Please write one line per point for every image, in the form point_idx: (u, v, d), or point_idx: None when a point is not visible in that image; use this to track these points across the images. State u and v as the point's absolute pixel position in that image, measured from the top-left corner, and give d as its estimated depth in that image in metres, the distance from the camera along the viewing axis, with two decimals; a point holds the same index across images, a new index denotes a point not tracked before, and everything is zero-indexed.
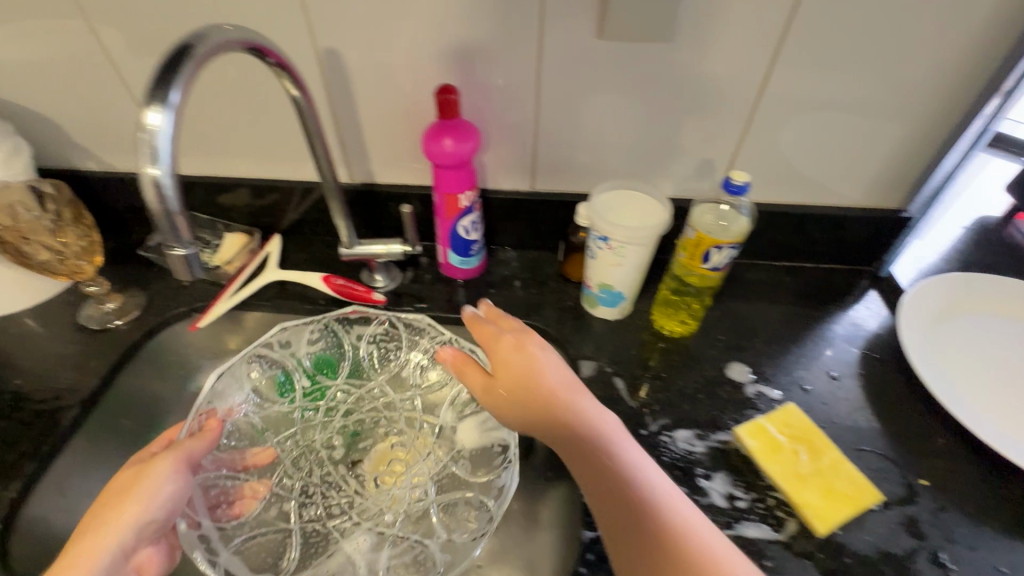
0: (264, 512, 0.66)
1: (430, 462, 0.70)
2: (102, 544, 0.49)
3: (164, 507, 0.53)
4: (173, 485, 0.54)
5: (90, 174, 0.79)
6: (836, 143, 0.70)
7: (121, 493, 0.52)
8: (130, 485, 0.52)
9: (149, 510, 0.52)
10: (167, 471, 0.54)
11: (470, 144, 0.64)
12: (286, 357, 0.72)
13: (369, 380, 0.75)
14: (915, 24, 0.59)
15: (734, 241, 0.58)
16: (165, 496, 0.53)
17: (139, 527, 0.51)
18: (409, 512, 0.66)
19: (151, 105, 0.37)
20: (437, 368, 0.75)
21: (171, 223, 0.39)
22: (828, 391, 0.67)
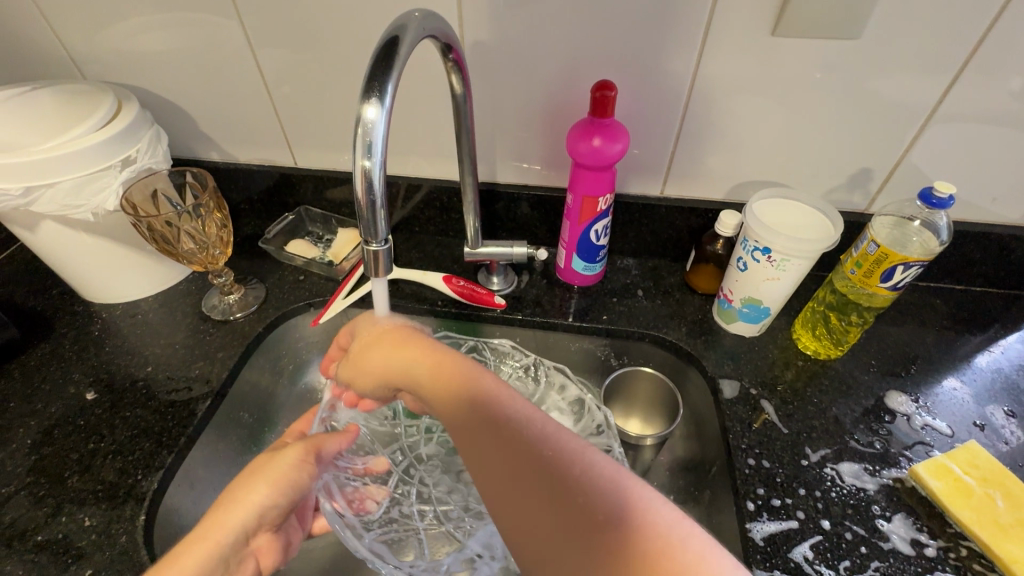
0: (387, 513, 0.62)
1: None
2: (229, 519, 0.47)
3: (288, 494, 0.50)
4: (303, 475, 0.51)
5: (214, 165, 0.80)
6: (1008, 155, 0.65)
7: (259, 471, 0.50)
8: (263, 465, 0.50)
9: (274, 494, 0.49)
10: (298, 458, 0.51)
11: (620, 144, 0.60)
12: None
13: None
14: None
15: (924, 259, 0.52)
16: (295, 486, 0.50)
17: (260, 513, 0.48)
18: None
19: (367, 99, 0.36)
20: (528, 381, 0.73)
21: (372, 218, 0.38)
22: (1005, 428, 0.61)
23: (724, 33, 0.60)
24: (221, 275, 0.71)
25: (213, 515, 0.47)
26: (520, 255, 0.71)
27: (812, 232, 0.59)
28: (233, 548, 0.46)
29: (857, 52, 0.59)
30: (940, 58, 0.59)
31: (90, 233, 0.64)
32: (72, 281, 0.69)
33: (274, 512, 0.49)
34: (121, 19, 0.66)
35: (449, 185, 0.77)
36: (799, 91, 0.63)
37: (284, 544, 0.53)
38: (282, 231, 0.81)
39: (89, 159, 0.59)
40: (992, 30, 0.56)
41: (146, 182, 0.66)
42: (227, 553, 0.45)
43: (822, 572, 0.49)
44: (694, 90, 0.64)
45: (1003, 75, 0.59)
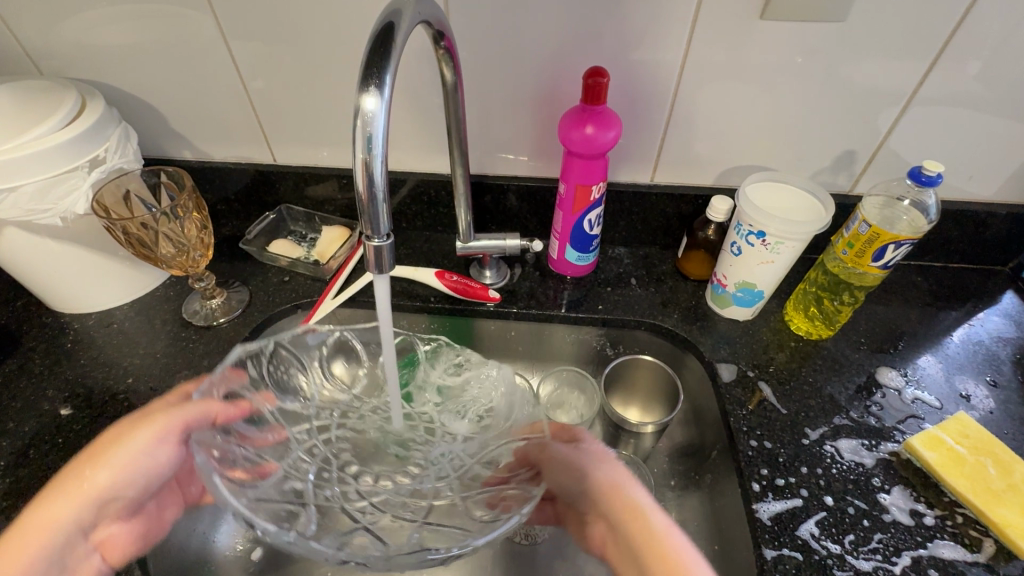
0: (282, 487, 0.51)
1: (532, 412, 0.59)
2: (64, 510, 0.44)
3: (141, 476, 0.47)
4: (162, 455, 0.48)
5: (187, 164, 0.76)
6: (984, 135, 0.67)
7: (100, 453, 0.46)
8: (113, 444, 0.47)
9: (122, 479, 0.46)
10: (150, 434, 0.47)
11: (613, 132, 0.60)
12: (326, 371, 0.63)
13: (425, 388, 0.66)
14: None
15: (914, 237, 0.54)
16: (145, 467, 0.47)
17: (102, 497, 0.45)
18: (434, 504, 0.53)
19: (366, 90, 0.35)
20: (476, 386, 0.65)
21: (373, 212, 0.37)
22: (989, 399, 0.63)
23: (712, 20, 0.59)
24: (202, 279, 0.68)
25: (48, 502, 0.44)
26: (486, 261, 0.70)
27: (804, 214, 0.60)
28: (73, 538, 0.44)
29: (842, 36, 0.60)
30: (921, 42, 0.60)
31: (58, 240, 0.60)
32: (39, 291, 0.65)
33: (127, 493, 0.47)
34: (81, 10, 0.62)
35: (436, 178, 0.75)
36: (784, 77, 0.64)
37: (145, 524, 0.51)
38: (264, 231, 0.78)
39: (53, 161, 0.55)
40: (967, 15, 0.58)
41: (118, 182, 0.62)
42: (59, 552, 0.43)
43: (830, 547, 0.50)
44: (682, 78, 0.64)
45: (975, 61, 0.61)
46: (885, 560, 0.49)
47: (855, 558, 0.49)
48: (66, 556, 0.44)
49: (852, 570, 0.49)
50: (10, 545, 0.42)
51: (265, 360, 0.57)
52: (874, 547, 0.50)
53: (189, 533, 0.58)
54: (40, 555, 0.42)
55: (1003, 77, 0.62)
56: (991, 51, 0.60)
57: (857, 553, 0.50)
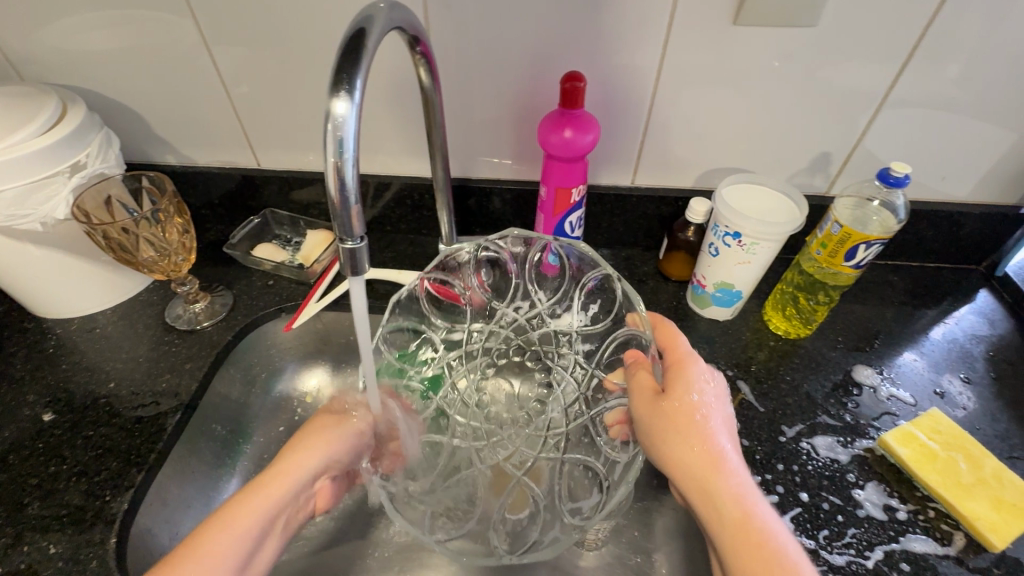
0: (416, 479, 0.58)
1: (576, 381, 0.62)
2: (303, 468, 0.51)
3: (355, 453, 0.54)
4: (368, 440, 0.55)
5: (170, 168, 0.76)
6: (955, 137, 0.68)
7: (337, 430, 0.53)
8: (341, 424, 0.54)
9: (345, 452, 0.53)
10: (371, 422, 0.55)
11: (591, 136, 0.61)
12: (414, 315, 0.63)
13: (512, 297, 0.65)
14: None
15: (884, 237, 0.55)
16: (358, 448, 0.54)
17: (329, 464, 0.52)
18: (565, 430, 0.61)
19: (337, 94, 0.35)
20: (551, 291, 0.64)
21: (346, 214, 0.37)
22: (963, 395, 0.64)
23: (687, 25, 0.61)
24: (185, 283, 0.68)
25: (289, 461, 0.51)
26: (464, 253, 0.62)
27: (779, 215, 0.61)
28: (303, 491, 0.51)
29: (814, 41, 0.61)
30: (890, 46, 0.61)
31: (38, 245, 0.60)
32: (21, 297, 0.65)
33: (342, 464, 0.54)
34: (63, 16, 0.62)
35: (420, 182, 0.75)
36: (759, 81, 0.65)
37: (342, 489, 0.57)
38: (248, 235, 0.78)
39: (32, 167, 0.55)
40: (935, 19, 0.59)
41: (99, 188, 0.63)
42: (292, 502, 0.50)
43: (804, 543, 0.51)
44: (660, 82, 0.65)
45: (944, 63, 0.62)
46: (859, 554, 0.50)
47: (829, 553, 0.50)
48: (296, 505, 0.51)
49: (826, 565, 0.50)
50: (260, 492, 0.48)
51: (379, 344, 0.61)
52: (848, 541, 0.51)
53: None
54: (285, 499, 0.49)
55: (971, 80, 0.63)
56: (958, 54, 0.62)
57: (830, 548, 0.51)
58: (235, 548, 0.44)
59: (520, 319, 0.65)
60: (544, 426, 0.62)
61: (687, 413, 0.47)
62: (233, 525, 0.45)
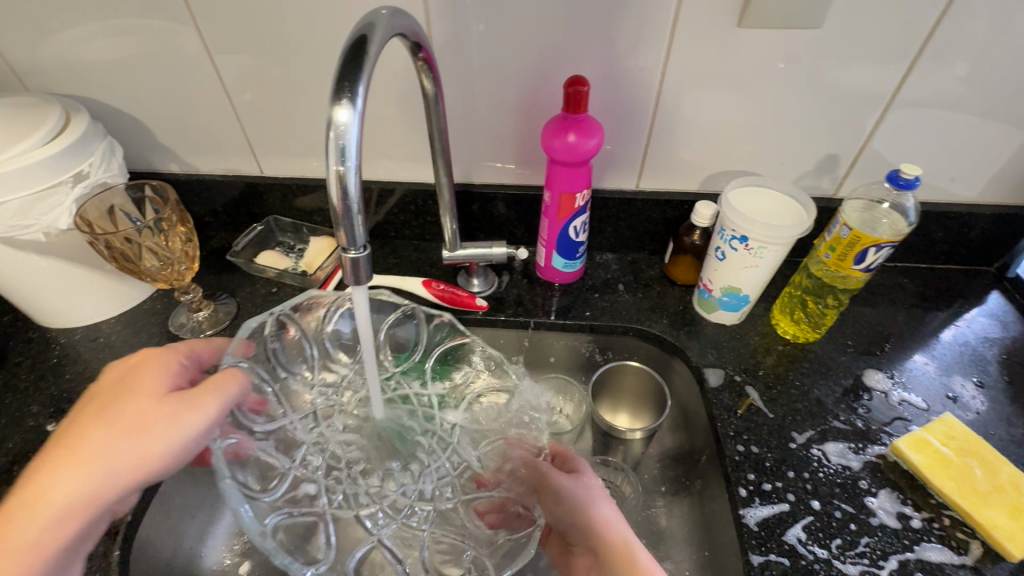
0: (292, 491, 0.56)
1: (448, 465, 0.61)
2: (83, 486, 0.44)
3: (166, 464, 0.46)
4: (184, 446, 0.46)
5: (173, 177, 0.76)
6: (965, 138, 0.68)
7: (139, 429, 0.45)
8: (140, 428, 0.45)
9: (149, 467, 0.45)
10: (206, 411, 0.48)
11: (595, 140, 0.60)
12: (307, 342, 0.61)
13: (411, 367, 0.65)
14: None
15: (894, 240, 0.54)
16: (163, 457, 0.45)
17: (121, 483, 0.45)
18: (420, 507, 0.58)
19: (338, 102, 0.35)
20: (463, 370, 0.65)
21: (349, 223, 0.37)
22: (975, 399, 0.63)
23: (692, 27, 0.60)
24: (188, 292, 0.68)
25: (69, 473, 0.44)
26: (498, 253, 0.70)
27: (787, 219, 0.60)
28: (97, 510, 0.45)
29: (821, 42, 0.61)
30: (897, 46, 0.61)
31: (42, 255, 0.60)
32: (25, 307, 0.65)
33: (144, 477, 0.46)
34: (66, 26, 0.62)
35: (423, 188, 0.75)
36: (765, 83, 0.64)
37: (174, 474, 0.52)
38: (251, 242, 0.78)
39: (36, 177, 0.55)
40: (943, 18, 0.59)
41: (103, 197, 0.63)
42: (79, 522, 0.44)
43: (817, 552, 0.50)
44: (664, 85, 0.65)
45: (953, 63, 0.62)
46: (872, 564, 0.49)
47: (842, 563, 0.49)
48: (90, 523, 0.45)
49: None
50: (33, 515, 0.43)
51: (275, 338, 0.59)
52: (861, 551, 0.50)
53: (175, 548, 0.57)
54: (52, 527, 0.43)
55: (981, 79, 0.63)
56: (968, 52, 0.61)
57: (844, 558, 0.50)
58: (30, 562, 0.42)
59: (410, 395, 0.64)
60: (436, 477, 0.60)
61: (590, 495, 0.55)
62: (21, 536, 0.42)
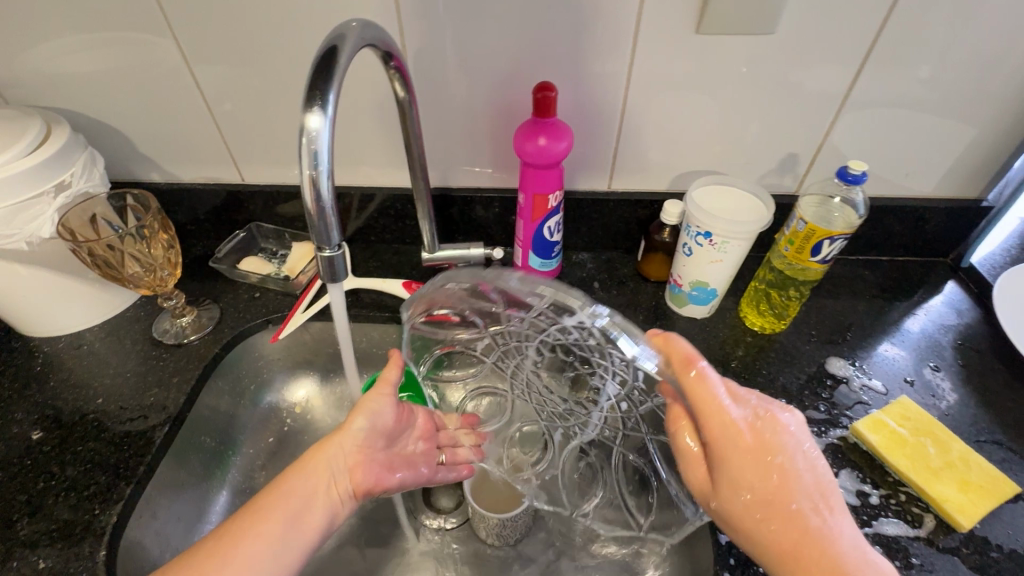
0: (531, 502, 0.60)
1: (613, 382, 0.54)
2: (307, 469, 0.49)
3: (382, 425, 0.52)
4: (389, 410, 0.52)
5: (154, 186, 0.77)
6: (914, 136, 0.71)
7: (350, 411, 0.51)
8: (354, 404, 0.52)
9: (369, 428, 0.51)
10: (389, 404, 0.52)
11: (565, 143, 0.63)
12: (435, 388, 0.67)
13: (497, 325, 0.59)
14: (990, 20, 0.62)
15: (846, 232, 0.57)
16: (379, 419, 0.52)
17: (337, 454, 0.50)
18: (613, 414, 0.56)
19: (310, 109, 0.37)
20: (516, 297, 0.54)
21: (323, 222, 0.39)
22: (931, 382, 0.66)
23: (654, 34, 0.63)
24: (171, 298, 0.69)
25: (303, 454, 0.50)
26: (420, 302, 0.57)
27: (748, 215, 0.63)
28: (333, 478, 0.50)
29: (775, 46, 0.64)
30: (847, 50, 0.64)
31: (24, 264, 0.61)
32: (7, 317, 0.66)
33: (380, 434, 0.52)
34: (47, 40, 0.64)
35: (402, 192, 0.77)
36: (726, 86, 0.67)
37: (399, 467, 0.54)
38: (233, 249, 0.79)
39: (17, 188, 0.56)
40: (888, 22, 0.62)
41: (83, 207, 0.64)
42: (320, 487, 0.49)
43: None
44: (629, 89, 0.68)
45: (899, 65, 0.65)
46: None
47: None
48: (329, 489, 0.49)
49: None
50: (282, 482, 0.49)
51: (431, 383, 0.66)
52: None
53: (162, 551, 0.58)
54: (292, 500, 0.48)
55: (926, 80, 0.67)
56: (912, 54, 0.65)
57: None
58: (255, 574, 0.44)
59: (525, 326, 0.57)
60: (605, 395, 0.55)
61: (766, 512, 0.44)
62: (251, 555, 0.44)
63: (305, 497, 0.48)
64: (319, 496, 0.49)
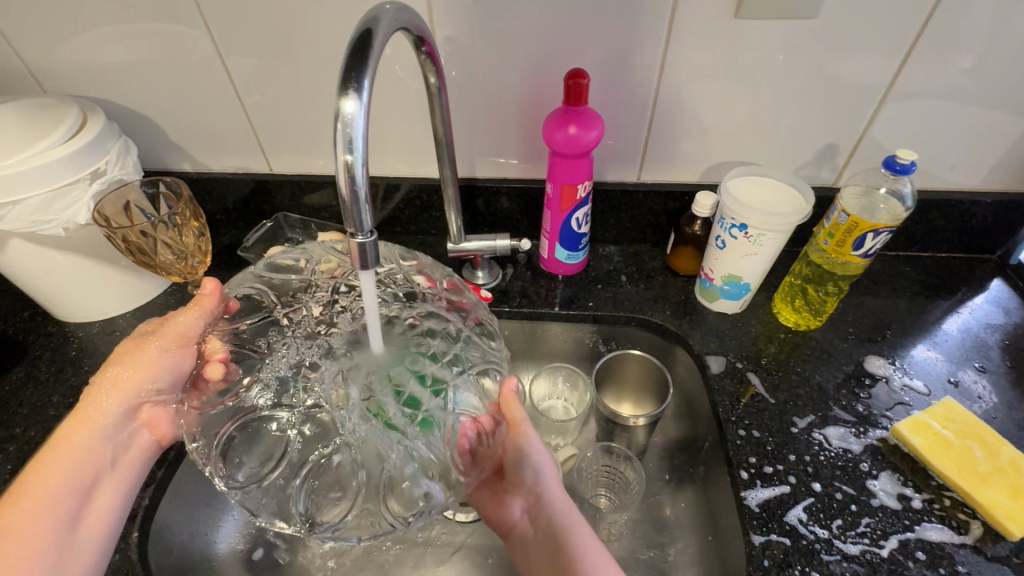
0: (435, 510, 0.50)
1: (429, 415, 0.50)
2: (97, 418, 0.52)
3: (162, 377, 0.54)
4: (171, 361, 0.54)
5: (185, 175, 0.78)
6: (963, 126, 0.68)
7: (140, 348, 0.54)
8: (135, 354, 0.54)
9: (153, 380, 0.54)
10: (145, 378, 0.53)
11: (596, 132, 0.61)
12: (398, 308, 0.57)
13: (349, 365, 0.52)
14: None
15: (892, 225, 0.55)
16: (160, 362, 0.54)
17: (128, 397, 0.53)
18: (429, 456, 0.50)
19: (346, 94, 0.36)
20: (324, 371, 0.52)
21: (356, 209, 0.38)
22: (976, 384, 0.64)
23: (690, 20, 0.61)
24: (201, 286, 0.70)
25: (81, 408, 0.52)
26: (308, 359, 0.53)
27: (787, 207, 0.61)
28: (117, 425, 0.53)
29: (818, 32, 0.61)
30: (894, 35, 0.61)
31: (61, 250, 0.62)
32: (44, 301, 0.68)
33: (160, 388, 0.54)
34: (83, 30, 0.64)
35: (428, 182, 0.76)
36: (764, 74, 0.65)
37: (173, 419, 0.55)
38: (261, 239, 0.80)
39: (55, 175, 0.57)
40: (941, 6, 0.59)
41: (119, 194, 0.64)
42: (104, 445, 0.52)
43: (818, 532, 0.51)
44: (663, 78, 0.66)
45: (950, 52, 0.62)
46: (873, 543, 0.50)
47: (843, 542, 0.50)
48: (110, 445, 0.52)
49: (840, 554, 0.50)
50: (64, 444, 0.51)
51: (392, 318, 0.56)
52: (861, 531, 0.51)
53: (191, 534, 0.60)
54: (75, 457, 0.50)
55: (978, 68, 0.63)
56: (964, 41, 0.61)
57: (844, 537, 0.51)
58: (37, 552, 0.46)
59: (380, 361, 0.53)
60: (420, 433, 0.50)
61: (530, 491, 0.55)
62: (27, 525, 0.46)
63: (79, 459, 0.50)
64: (101, 453, 0.52)
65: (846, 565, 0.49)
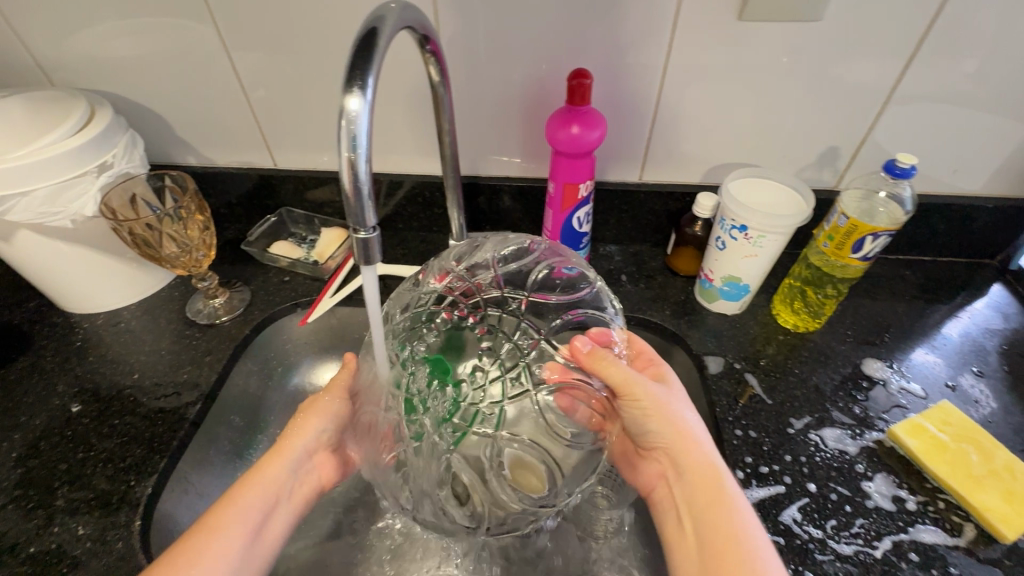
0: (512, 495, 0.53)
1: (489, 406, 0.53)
2: (285, 456, 0.54)
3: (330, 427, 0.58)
4: (338, 407, 0.59)
5: (191, 170, 0.79)
6: (965, 131, 0.68)
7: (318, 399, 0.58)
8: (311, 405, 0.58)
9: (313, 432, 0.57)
10: (323, 420, 0.58)
11: (598, 132, 0.62)
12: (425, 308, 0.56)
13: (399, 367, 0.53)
14: None
15: (891, 228, 0.55)
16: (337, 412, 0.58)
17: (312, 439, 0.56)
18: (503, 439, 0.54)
19: (350, 91, 0.37)
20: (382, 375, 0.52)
21: (359, 205, 0.38)
22: (973, 388, 0.64)
23: (693, 22, 0.61)
24: (205, 279, 0.70)
25: (276, 447, 0.55)
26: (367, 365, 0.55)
27: (787, 209, 0.61)
28: (299, 463, 0.55)
29: (820, 35, 0.62)
30: (896, 39, 0.61)
31: (67, 242, 0.63)
32: (50, 292, 0.68)
33: (325, 437, 0.58)
34: (92, 25, 0.65)
35: (430, 180, 0.77)
36: (767, 76, 0.65)
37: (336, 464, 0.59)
38: (264, 233, 0.81)
39: (62, 167, 0.58)
40: (944, 10, 0.59)
41: (125, 186, 0.65)
42: (289, 481, 0.54)
43: (812, 532, 0.51)
44: (666, 79, 0.66)
45: (952, 57, 0.62)
46: (867, 544, 0.51)
47: (837, 542, 0.51)
48: (294, 481, 0.54)
49: (833, 554, 0.50)
50: (250, 483, 0.51)
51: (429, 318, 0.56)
52: (855, 531, 0.51)
53: None
54: (269, 491, 0.51)
55: (979, 73, 0.63)
56: (965, 46, 0.61)
57: (838, 538, 0.51)
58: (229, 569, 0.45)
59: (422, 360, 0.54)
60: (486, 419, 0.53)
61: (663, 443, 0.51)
62: (216, 548, 0.46)
63: (268, 494, 0.51)
64: (285, 488, 0.53)
65: (839, 565, 0.49)
